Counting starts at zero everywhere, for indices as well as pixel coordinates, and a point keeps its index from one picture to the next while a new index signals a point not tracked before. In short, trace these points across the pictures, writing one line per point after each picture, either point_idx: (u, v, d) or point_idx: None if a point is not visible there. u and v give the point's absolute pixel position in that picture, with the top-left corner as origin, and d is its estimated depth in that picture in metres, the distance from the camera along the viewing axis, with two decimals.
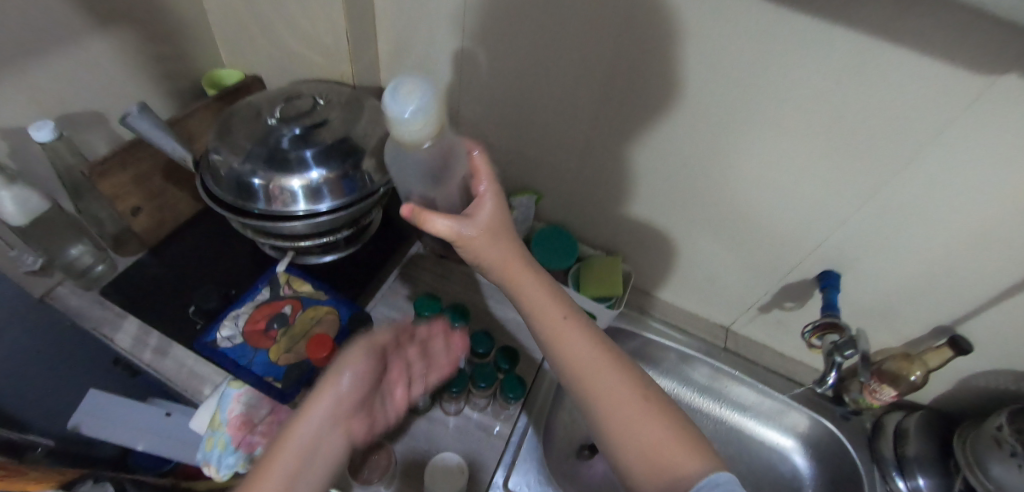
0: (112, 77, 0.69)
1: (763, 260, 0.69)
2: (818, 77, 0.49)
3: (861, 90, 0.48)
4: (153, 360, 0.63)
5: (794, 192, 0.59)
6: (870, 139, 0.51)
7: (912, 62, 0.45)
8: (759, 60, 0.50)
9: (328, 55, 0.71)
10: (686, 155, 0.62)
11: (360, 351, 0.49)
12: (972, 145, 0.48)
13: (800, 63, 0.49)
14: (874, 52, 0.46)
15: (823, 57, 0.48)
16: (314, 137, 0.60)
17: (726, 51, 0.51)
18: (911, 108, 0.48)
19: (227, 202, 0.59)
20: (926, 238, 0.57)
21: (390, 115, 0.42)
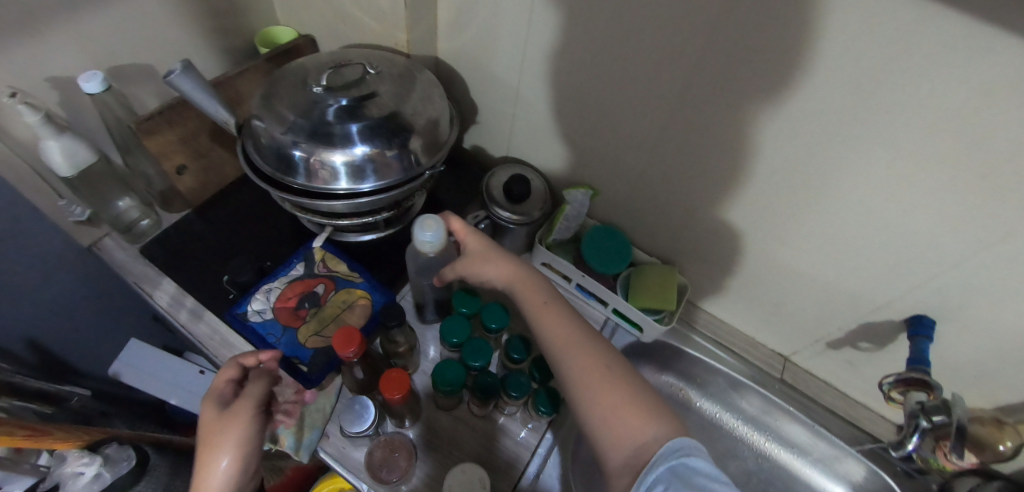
0: (164, 29, 0.67)
1: (842, 294, 0.61)
2: (963, 95, 0.40)
3: (1016, 116, 0.39)
4: (188, 322, 0.64)
5: (899, 226, 0.50)
6: (1013, 177, 0.42)
7: None
8: (887, 68, 0.41)
9: (383, 21, 0.66)
10: (773, 167, 0.54)
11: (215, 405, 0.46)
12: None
13: (944, 76, 0.39)
14: None
15: (974, 72, 0.38)
16: (361, 111, 0.55)
17: (845, 55, 0.42)
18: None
19: (267, 173, 0.56)
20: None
21: (415, 242, 0.52)
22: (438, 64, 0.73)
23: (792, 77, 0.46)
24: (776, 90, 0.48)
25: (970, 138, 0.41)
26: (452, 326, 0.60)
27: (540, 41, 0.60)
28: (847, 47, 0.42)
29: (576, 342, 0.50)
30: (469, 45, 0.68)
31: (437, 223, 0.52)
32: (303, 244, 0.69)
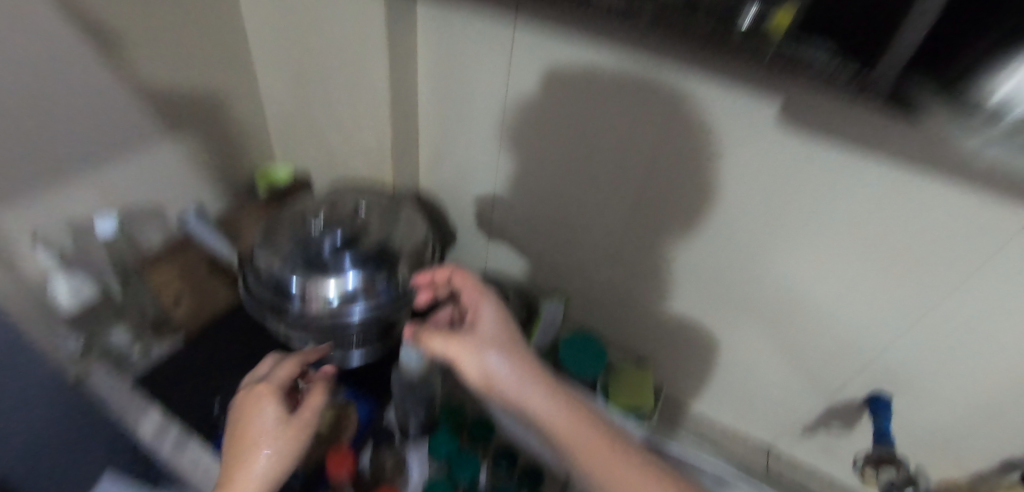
0: (175, 173, 0.76)
1: (804, 377, 0.65)
2: (847, 201, 0.48)
3: (891, 216, 0.47)
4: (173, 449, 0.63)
5: (834, 311, 0.57)
6: (908, 264, 0.49)
7: (941, 194, 0.43)
8: (783, 183, 0.50)
9: (369, 159, 0.76)
10: (715, 266, 0.61)
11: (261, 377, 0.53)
12: (1014, 288, 0.45)
13: (826, 188, 0.48)
14: (902, 183, 0.44)
15: (850, 184, 0.47)
16: (353, 246, 0.62)
17: (750, 174, 0.51)
18: (958, 243, 0.45)
19: (264, 303, 0.61)
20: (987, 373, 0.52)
21: (401, 358, 0.59)
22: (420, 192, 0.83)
23: (712, 192, 0.55)
24: (708, 205, 0.57)
25: (869, 237, 0.49)
26: (439, 441, 0.62)
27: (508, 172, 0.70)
28: (749, 169, 0.51)
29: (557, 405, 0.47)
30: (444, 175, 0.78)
31: None
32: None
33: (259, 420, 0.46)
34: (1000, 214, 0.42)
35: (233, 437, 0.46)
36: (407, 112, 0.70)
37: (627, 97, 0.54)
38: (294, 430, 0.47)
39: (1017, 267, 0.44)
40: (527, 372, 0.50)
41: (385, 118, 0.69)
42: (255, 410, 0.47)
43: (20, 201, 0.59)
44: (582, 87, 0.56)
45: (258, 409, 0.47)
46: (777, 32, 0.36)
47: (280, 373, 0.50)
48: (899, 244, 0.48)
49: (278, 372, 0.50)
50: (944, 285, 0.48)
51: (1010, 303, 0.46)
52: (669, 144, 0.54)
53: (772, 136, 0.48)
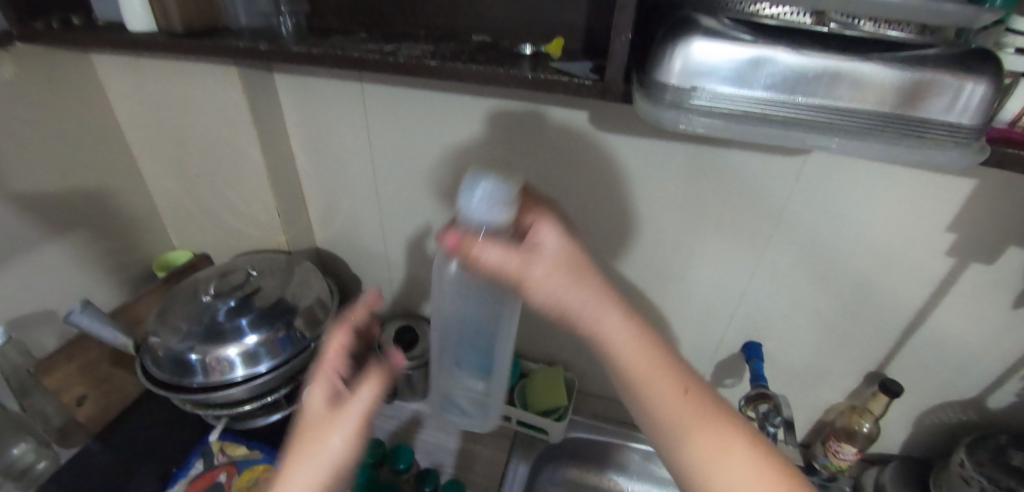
0: (65, 277, 0.77)
1: (693, 345, 0.75)
2: (668, 183, 0.61)
3: (703, 189, 0.60)
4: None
5: (690, 277, 0.68)
6: (730, 222, 0.62)
7: (735, 158, 0.57)
8: (621, 178, 0.62)
9: (263, 229, 0.80)
10: (597, 251, 0.70)
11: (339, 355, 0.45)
12: (797, 223, 0.60)
13: (651, 175, 0.61)
14: (704, 160, 0.58)
15: (664, 168, 0.60)
16: (247, 306, 0.64)
17: (598, 172, 0.63)
18: (755, 201, 0.59)
19: (167, 382, 0.62)
20: (807, 295, 0.65)
21: None
22: (319, 252, 0.86)
23: (577, 192, 0.66)
24: (578, 199, 0.66)
25: (702, 202, 0.61)
26: (362, 473, 0.62)
27: (395, 217, 0.77)
28: (596, 171, 0.63)
29: (677, 407, 0.38)
30: (339, 232, 0.82)
31: None
32: (203, 443, 0.74)
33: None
34: (763, 172, 0.57)
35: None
36: (290, 182, 0.76)
37: (478, 126, 0.64)
38: (323, 484, 0.37)
39: (792, 202, 0.58)
40: (642, 377, 0.39)
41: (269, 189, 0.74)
42: (305, 455, 0.38)
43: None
44: (436, 125, 0.65)
45: (296, 454, 0.38)
46: (553, 58, 0.49)
47: (327, 437, 0.39)
48: (716, 218, 0.62)
49: (320, 440, 0.38)
50: (759, 226, 0.61)
51: (809, 234, 0.60)
52: (528, 165, 0.65)
53: (605, 141, 0.60)
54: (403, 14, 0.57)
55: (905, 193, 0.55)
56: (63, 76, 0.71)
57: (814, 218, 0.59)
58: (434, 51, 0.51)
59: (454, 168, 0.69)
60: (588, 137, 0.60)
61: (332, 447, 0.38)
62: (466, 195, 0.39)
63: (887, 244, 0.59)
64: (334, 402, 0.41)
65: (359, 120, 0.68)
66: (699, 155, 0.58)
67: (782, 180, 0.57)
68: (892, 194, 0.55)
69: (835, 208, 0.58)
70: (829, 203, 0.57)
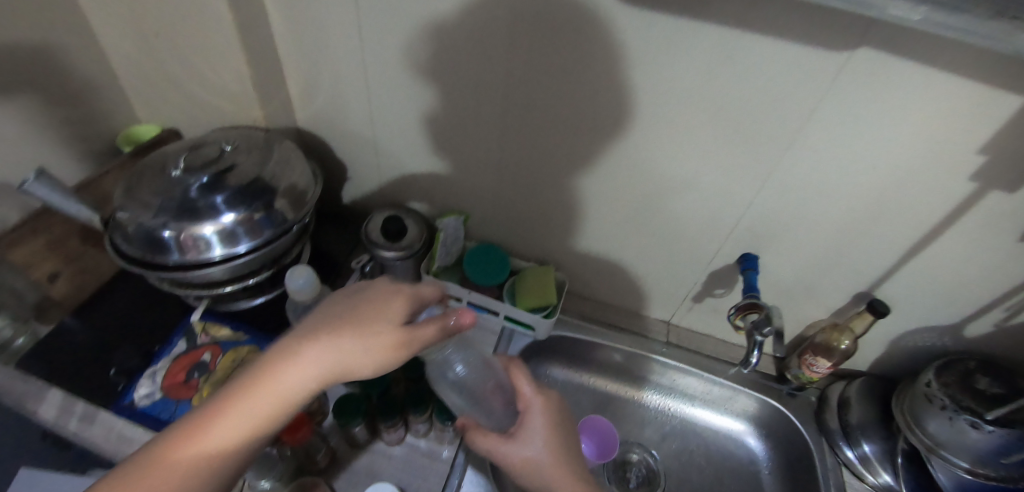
0: (18, 144, 0.69)
1: (689, 254, 0.73)
2: (692, 72, 0.55)
3: (732, 80, 0.54)
4: (57, 417, 0.63)
5: (696, 181, 0.65)
6: (751, 122, 0.57)
7: (773, 46, 0.50)
8: (641, 61, 0.55)
9: (237, 102, 0.72)
10: (601, 146, 0.65)
11: (397, 302, 0.44)
12: (825, 128, 0.55)
13: (676, 61, 0.54)
14: (737, 46, 0.51)
15: (692, 52, 0.53)
16: (223, 182, 0.59)
17: (618, 56, 0.56)
18: (786, 99, 0.54)
19: (140, 258, 0.59)
20: (815, 208, 0.63)
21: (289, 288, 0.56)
22: (300, 132, 0.80)
23: (590, 79, 0.59)
24: (588, 87, 0.60)
25: (726, 97, 0.56)
26: None
27: (385, 97, 0.70)
28: (614, 53, 0.56)
29: None
30: (322, 111, 0.75)
31: (307, 270, 0.57)
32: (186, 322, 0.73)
33: (218, 436, 0.39)
34: (802, 62, 0.51)
35: (213, 402, 0.40)
36: (265, 47, 0.67)
37: None
38: (268, 415, 0.40)
39: (825, 104, 0.53)
40: None
41: (242, 54, 0.65)
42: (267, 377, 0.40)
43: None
44: None
45: (265, 368, 0.40)
46: None
47: (289, 376, 0.40)
48: (737, 117, 0.57)
49: (283, 374, 0.40)
50: (778, 128, 0.57)
51: (838, 140, 0.56)
52: (539, 42, 0.57)
53: (629, 13, 0.52)
54: None
55: (949, 106, 0.50)
56: None
57: (844, 123, 0.54)
58: None
59: (454, 40, 0.61)
60: (608, 10, 0.52)
61: (295, 384, 0.40)
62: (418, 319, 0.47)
63: (915, 161, 0.55)
64: (325, 349, 0.41)
65: None
66: (731, 40, 0.51)
67: (820, 77, 0.51)
68: (936, 105, 0.50)
69: (872, 114, 0.52)
70: (866, 108, 0.52)
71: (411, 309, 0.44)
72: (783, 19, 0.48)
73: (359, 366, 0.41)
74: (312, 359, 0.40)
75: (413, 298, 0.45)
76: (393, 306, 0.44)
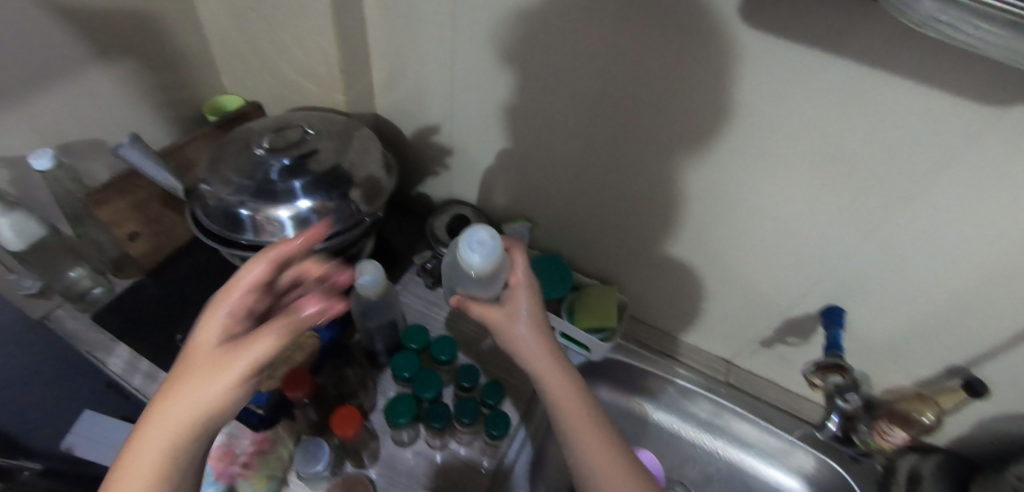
0: (116, 105, 0.72)
1: (766, 296, 0.68)
2: (808, 107, 0.49)
3: (855, 121, 0.49)
4: (124, 372, 0.67)
5: (789, 221, 0.60)
6: (866, 168, 0.52)
7: (908, 90, 0.45)
8: (748, 89, 0.51)
9: (322, 85, 0.72)
10: (687, 170, 0.61)
11: (212, 324, 0.39)
12: (955, 186, 0.49)
13: (792, 94, 0.49)
14: (866, 85, 0.46)
15: (813, 86, 0.48)
16: (304, 167, 0.59)
17: (723, 81, 0.51)
18: (912, 147, 0.48)
19: (216, 233, 0.60)
20: (922, 271, 0.57)
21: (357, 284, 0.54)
22: (378, 119, 0.79)
23: (688, 100, 0.54)
24: (684, 108, 0.55)
25: (845, 137, 0.50)
26: (402, 358, 0.60)
27: (469, 95, 0.68)
28: (716, 75, 0.51)
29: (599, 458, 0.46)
30: (403, 101, 0.74)
31: (376, 267, 0.55)
32: None
33: None
34: (943, 110, 0.45)
35: None
36: (356, 33, 0.66)
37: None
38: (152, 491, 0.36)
39: (962, 159, 0.47)
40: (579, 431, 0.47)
41: (334, 39, 0.64)
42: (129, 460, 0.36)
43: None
44: None
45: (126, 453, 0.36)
46: None
47: (143, 444, 0.36)
48: (852, 160, 0.52)
49: (138, 445, 0.36)
50: (896, 182, 0.51)
51: (967, 201, 0.49)
52: (640, 57, 0.54)
53: (742, 35, 0.47)
54: None
55: None
56: None
57: (977, 184, 0.47)
58: None
59: (550, 48, 0.58)
60: (722, 32, 0.48)
61: (154, 448, 0.36)
62: (465, 247, 0.45)
63: None
64: (169, 400, 0.36)
65: None
66: (858, 85, 0.46)
67: (958, 130, 0.45)
68: None
69: (1015, 179, 0.46)
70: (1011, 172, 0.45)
71: (223, 321, 0.39)
72: (925, 65, 0.43)
73: (212, 397, 0.36)
74: (160, 411, 0.36)
75: (229, 304, 0.40)
76: (203, 331, 0.39)
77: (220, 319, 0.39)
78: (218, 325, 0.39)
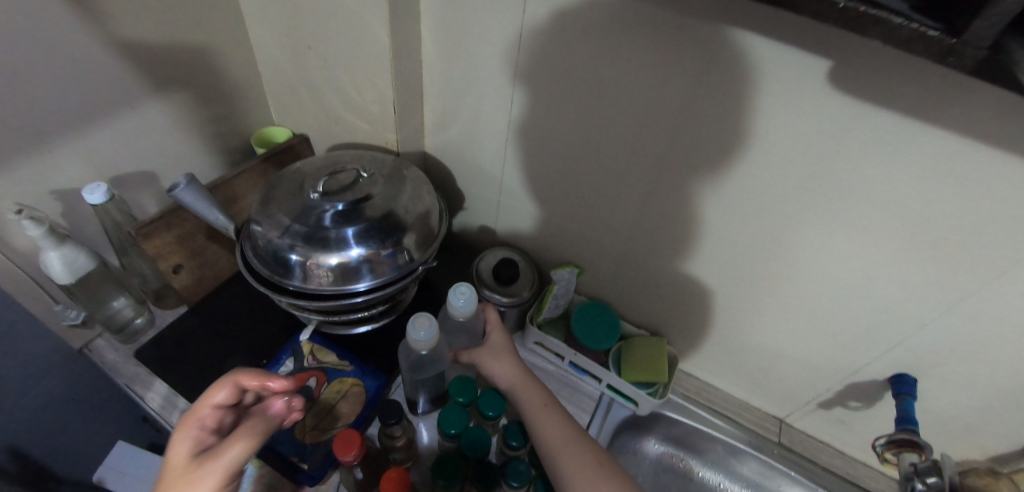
0: (167, 138, 0.72)
1: (827, 361, 0.64)
2: (890, 176, 0.45)
3: (948, 194, 0.43)
4: (161, 408, 0.65)
5: (857, 290, 0.55)
6: (953, 243, 0.46)
7: (1007, 167, 0.40)
8: (821, 152, 0.46)
9: (373, 123, 0.71)
10: (743, 228, 0.57)
11: (181, 440, 0.42)
12: None
13: (873, 160, 0.44)
14: (962, 156, 0.41)
15: (898, 154, 0.43)
16: (357, 214, 0.58)
17: (792, 142, 0.47)
18: (1011, 225, 0.42)
19: (264, 276, 0.59)
20: (1013, 353, 0.51)
21: (408, 339, 0.53)
22: (426, 157, 0.78)
23: (753, 158, 0.50)
24: (747, 167, 0.51)
25: (933, 210, 0.45)
26: (451, 412, 0.58)
27: (521, 138, 0.66)
28: (784, 134, 0.47)
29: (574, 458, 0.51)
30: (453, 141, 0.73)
31: (430, 321, 0.54)
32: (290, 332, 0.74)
33: None
34: None
35: None
36: (411, 74, 0.65)
37: (653, 53, 0.48)
38: None
39: None
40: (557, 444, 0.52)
41: (390, 81, 0.63)
42: None
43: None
44: (598, 38, 0.51)
45: None
46: None
47: None
48: (937, 232, 0.46)
49: None
50: (982, 261, 0.46)
51: None
52: (706, 114, 0.50)
53: (819, 97, 0.43)
54: None
55: None
56: None
57: None
58: None
59: (607, 99, 0.55)
60: (799, 94, 0.44)
61: None
62: (412, 331, 0.53)
63: None
64: None
65: (514, 14, 0.54)
66: (942, 161, 0.42)
67: None
68: None
69: None
70: None
71: (193, 436, 0.42)
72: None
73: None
74: None
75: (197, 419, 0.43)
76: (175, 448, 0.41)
77: (188, 437, 0.42)
78: (188, 441, 0.42)
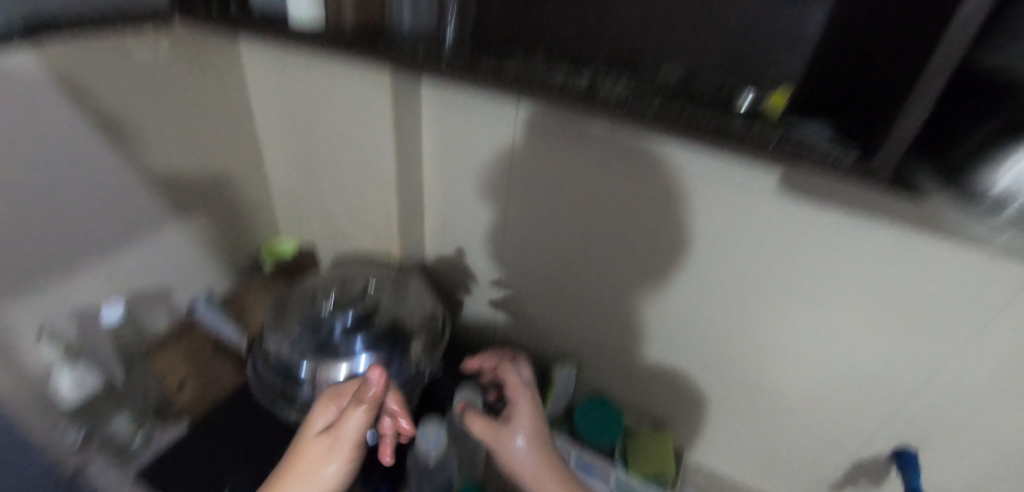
0: (183, 256, 0.77)
1: (830, 440, 0.65)
2: (846, 264, 0.50)
3: (901, 277, 0.48)
4: None
5: (838, 369, 0.58)
6: (916, 321, 0.50)
7: (941, 251, 0.45)
8: (783, 246, 0.52)
9: (378, 233, 0.77)
10: (725, 316, 0.61)
11: (319, 416, 0.44)
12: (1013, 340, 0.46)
13: (829, 251, 0.50)
14: (906, 243, 0.46)
15: (848, 244, 0.49)
16: (365, 325, 0.61)
17: (756, 237, 0.53)
18: (961, 302, 0.46)
19: (273, 390, 0.60)
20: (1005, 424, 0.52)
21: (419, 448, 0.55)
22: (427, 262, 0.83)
23: (724, 251, 0.56)
24: (723, 259, 0.57)
25: (894, 291, 0.49)
26: None
27: (514, 241, 0.72)
28: (746, 231, 0.53)
29: None
30: (452, 246, 0.78)
31: (439, 429, 0.56)
32: None
33: None
34: (989, 268, 0.44)
35: None
36: (413, 189, 0.73)
37: (627, 166, 0.56)
38: None
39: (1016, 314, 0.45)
40: None
41: (394, 196, 0.70)
42: None
43: (5, 301, 0.57)
44: (577, 154, 0.58)
45: None
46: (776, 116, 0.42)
47: None
48: (899, 312, 0.50)
49: None
50: (944, 336, 0.49)
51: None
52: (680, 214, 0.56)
53: (771, 199, 0.50)
54: (574, 33, 0.52)
55: None
56: (207, 59, 0.69)
57: None
58: (634, 88, 0.46)
59: (589, 206, 0.62)
60: (756, 195, 0.51)
61: None
62: (423, 437, 0.55)
63: None
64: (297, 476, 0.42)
65: (503, 137, 0.62)
66: (890, 251, 0.47)
67: (998, 285, 0.44)
68: None
69: None
70: None
71: (325, 420, 0.44)
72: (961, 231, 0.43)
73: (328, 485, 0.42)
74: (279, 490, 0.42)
75: (334, 400, 0.45)
76: (313, 427, 0.43)
77: (321, 423, 0.44)
78: (325, 415, 0.44)
